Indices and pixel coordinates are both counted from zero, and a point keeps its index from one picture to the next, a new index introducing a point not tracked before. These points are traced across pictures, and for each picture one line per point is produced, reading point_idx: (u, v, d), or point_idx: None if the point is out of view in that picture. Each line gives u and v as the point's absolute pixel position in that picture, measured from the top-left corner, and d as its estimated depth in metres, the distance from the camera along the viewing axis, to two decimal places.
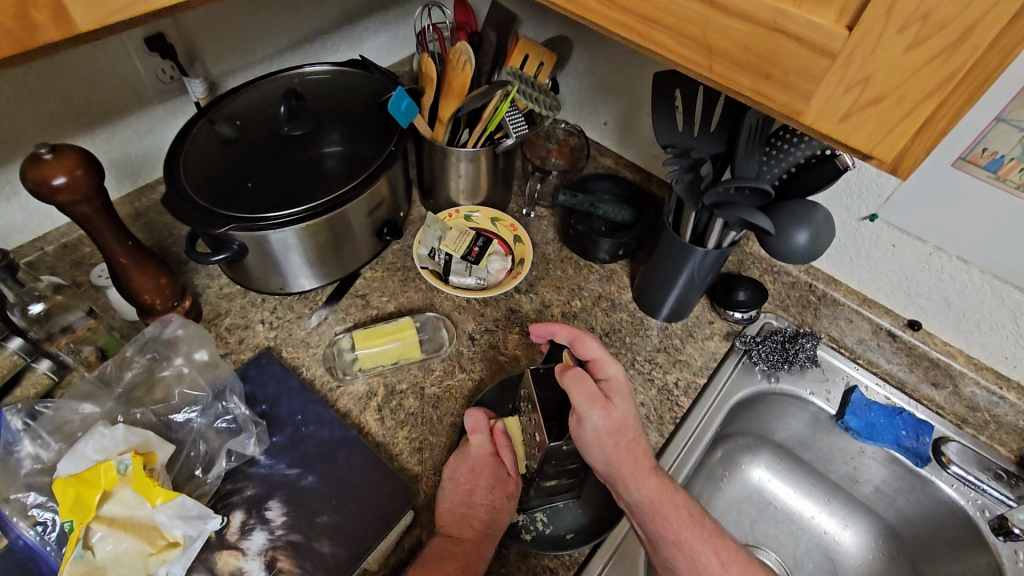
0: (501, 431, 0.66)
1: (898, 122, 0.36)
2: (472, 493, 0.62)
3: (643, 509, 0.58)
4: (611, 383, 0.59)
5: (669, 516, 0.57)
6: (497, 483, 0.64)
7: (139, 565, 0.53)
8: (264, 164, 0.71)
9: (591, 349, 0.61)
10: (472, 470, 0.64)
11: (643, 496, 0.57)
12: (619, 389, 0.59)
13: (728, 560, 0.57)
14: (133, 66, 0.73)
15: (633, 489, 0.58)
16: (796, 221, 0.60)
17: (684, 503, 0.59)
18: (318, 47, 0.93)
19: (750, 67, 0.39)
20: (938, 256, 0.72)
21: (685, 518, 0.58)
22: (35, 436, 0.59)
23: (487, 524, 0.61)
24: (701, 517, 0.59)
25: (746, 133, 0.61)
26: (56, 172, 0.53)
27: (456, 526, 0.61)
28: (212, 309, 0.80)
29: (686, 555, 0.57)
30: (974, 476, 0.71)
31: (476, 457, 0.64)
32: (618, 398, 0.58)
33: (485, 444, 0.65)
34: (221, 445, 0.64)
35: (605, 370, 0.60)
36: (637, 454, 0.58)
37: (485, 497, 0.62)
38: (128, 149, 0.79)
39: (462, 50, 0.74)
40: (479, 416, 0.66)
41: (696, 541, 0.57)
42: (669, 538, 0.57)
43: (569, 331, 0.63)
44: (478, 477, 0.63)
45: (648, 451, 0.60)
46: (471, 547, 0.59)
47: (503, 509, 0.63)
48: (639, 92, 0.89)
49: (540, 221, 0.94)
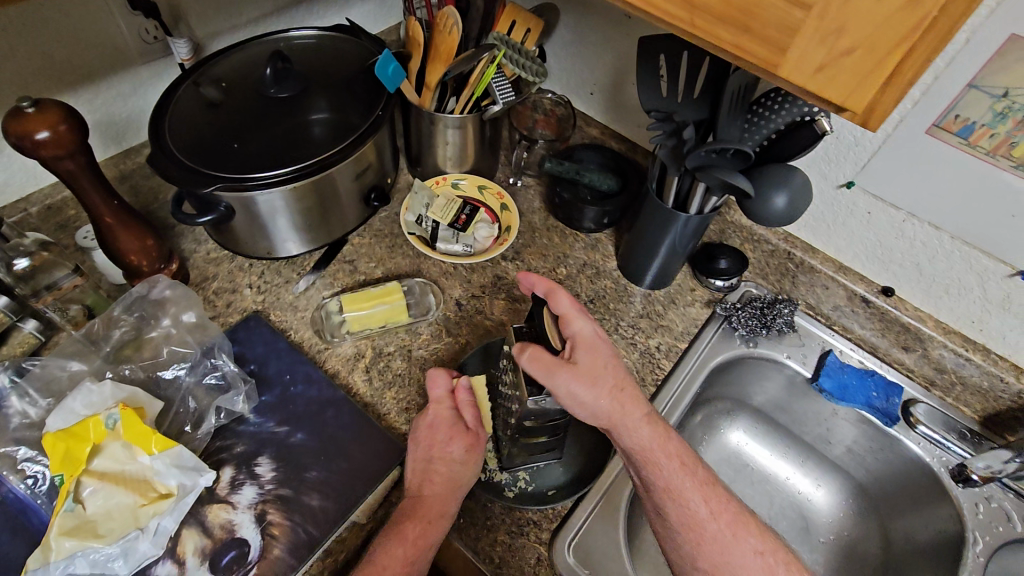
0: (465, 386, 0.65)
1: (870, 71, 0.37)
2: (432, 449, 0.61)
3: (634, 456, 0.59)
4: (577, 338, 0.58)
5: (661, 464, 0.59)
6: (457, 436, 0.62)
7: (129, 518, 0.53)
8: (250, 125, 0.71)
9: (560, 304, 0.60)
10: (431, 424, 0.63)
11: (635, 444, 0.59)
12: (587, 343, 0.58)
13: (716, 508, 0.59)
14: (115, 25, 0.72)
15: (624, 437, 0.59)
16: (772, 184, 0.62)
17: (676, 452, 0.60)
18: (304, 12, 0.93)
19: (729, 20, 0.40)
20: (911, 223, 0.73)
21: (677, 466, 0.60)
22: (23, 393, 0.60)
23: (448, 478, 0.60)
24: (692, 466, 0.61)
25: (729, 97, 0.63)
26: (38, 126, 0.53)
27: (419, 484, 0.60)
28: (199, 274, 0.80)
29: (675, 501, 0.59)
30: (940, 435, 0.75)
31: (435, 412, 0.63)
32: (585, 353, 0.57)
33: (443, 401, 0.64)
34: (209, 402, 0.65)
35: (572, 326, 0.59)
36: (624, 401, 0.59)
37: (446, 452, 0.61)
38: (112, 111, 0.79)
39: (449, 13, 0.73)
40: (441, 374, 0.65)
41: (687, 487, 0.59)
42: (659, 485, 0.59)
43: (544, 283, 0.62)
44: (436, 432, 0.62)
45: (638, 396, 0.61)
46: (433, 503, 0.59)
47: (463, 464, 0.61)
48: (626, 59, 0.89)
49: (526, 190, 0.95)
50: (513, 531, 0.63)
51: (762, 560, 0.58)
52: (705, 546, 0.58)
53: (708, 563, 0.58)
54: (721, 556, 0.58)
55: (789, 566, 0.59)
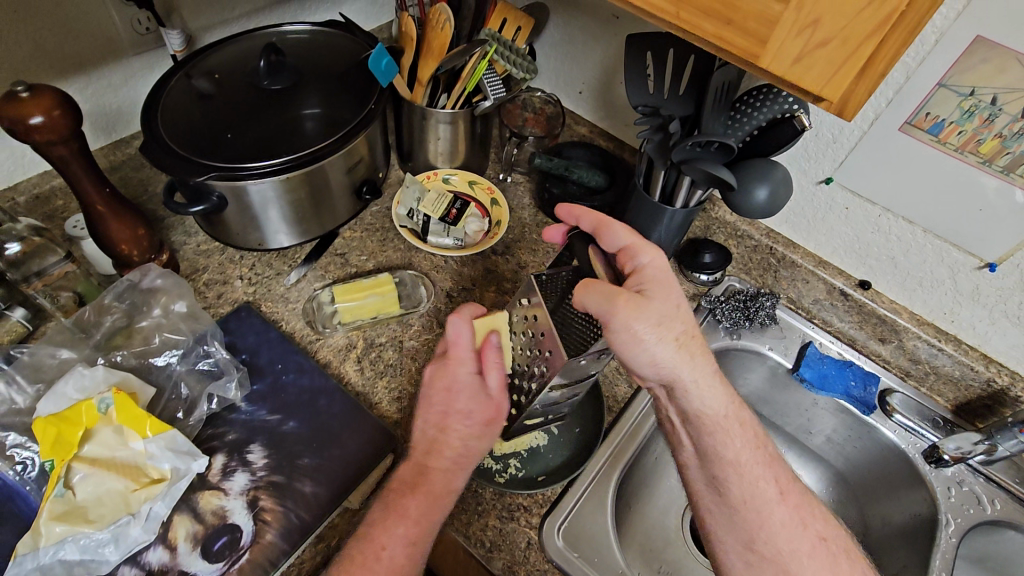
0: (491, 345, 0.61)
1: (844, 61, 0.39)
2: (447, 417, 0.60)
3: (704, 421, 0.56)
4: (643, 271, 0.55)
5: (732, 433, 0.56)
6: (474, 403, 0.60)
7: (121, 504, 0.53)
8: (243, 116, 0.71)
9: (618, 236, 0.57)
10: (450, 390, 0.61)
11: (708, 408, 0.56)
12: (654, 275, 0.55)
13: (785, 488, 0.57)
14: (108, 15, 0.72)
15: (694, 398, 0.55)
16: (756, 177, 0.64)
17: (750, 425, 0.58)
18: (296, 9, 0.93)
19: (712, 14, 0.42)
20: (886, 218, 0.76)
21: (749, 439, 0.57)
22: (12, 380, 0.60)
23: (459, 454, 0.60)
24: (763, 442, 0.58)
25: (713, 95, 0.65)
26: (33, 111, 0.53)
27: (425, 454, 0.60)
28: (190, 265, 0.80)
29: (743, 476, 0.56)
30: (915, 423, 0.78)
31: (454, 375, 0.61)
32: (655, 284, 0.54)
33: (464, 361, 0.62)
34: (202, 390, 0.65)
35: (637, 258, 0.56)
36: (697, 356, 0.55)
37: (460, 426, 0.60)
38: (103, 102, 0.79)
39: (441, 9, 0.75)
40: (462, 327, 0.62)
41: (757, 463, 0.56)
42: (726, 456, 0.56)
43: (593, 216, 0.59)
44: (453, 398, 0.61)
45: (707, 351, 0.56)
46: (439, 480, 0.58)
47: (479, 438, 0.60)
48: (614, 59, 0.91)
49: (516, 187, 0.97)
50: (504, 515, 0.64)
51: (827, 548, 0.55)
52: (767, 527, 0.55)
53: (768, 545, 0.55)
54: (784, 540, 0.55)
55: (852, 555, 0.56)
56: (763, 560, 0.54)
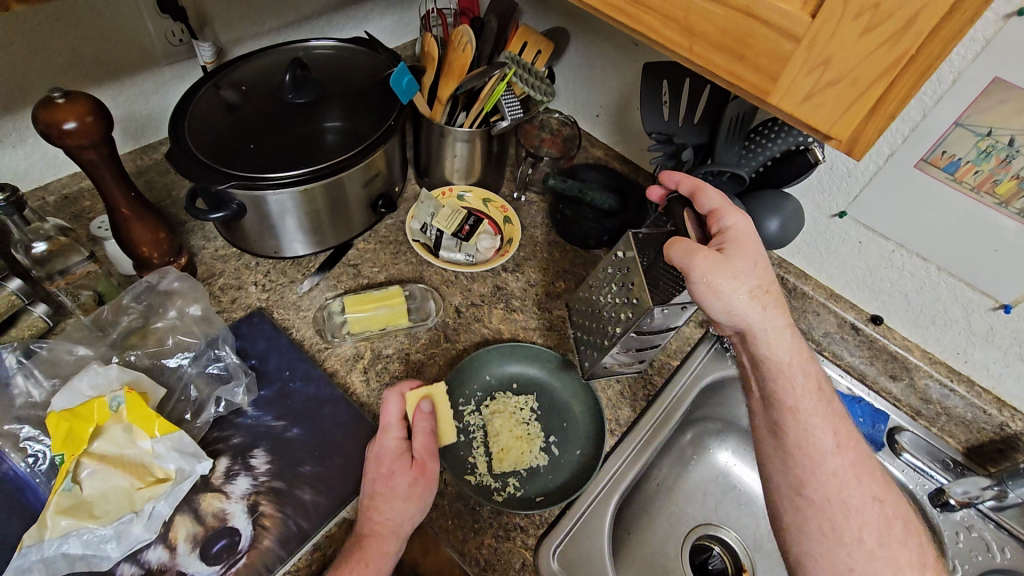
0: (423, 412, 0.61)
1: (853, 101, 0.40)
2: (375, 484, 0.58)
3: (769, 367, 0.58)
4: (728, 231, 0.57)
5: (795, 382, 0.57)
6: (402, 468, 0.58)
7: (125, 502, 0.54)
8: (266, 127, 0.74)
9: (710, 199, 0.59)
10: (377, 456, 0.60)
11: (772, 356, 0.57)
12: (739, 236, 0.57)
13: (844, 444, 0.56)
14: (144, 26, 0.75)
15: (764, 347, 0.57)
16: (767, 209, 0.64)
17: (815, 375, 0.58)
18: (323, 25, 0.96)
19: (724, 49, 0.43)
20: (899, 253, 0.75)
21: (812, 389, 0.57)
22: (29, 373, 0.62)
23: (389, 521, 0.56)
24: (827, 395, 0.58)
25: (727, 124, 0.66)
26: (68, 116, 0.56)
27: (359, 522, 0.57)
28: (207, 269, 0.82)
29: (800, 423, 0.56)
30: (924, 463, 0.77)
31: (381, 442, 0.60)
32: (738, 244, 0.56)
33: (391, 427, 0.60)
34: (210, 392, 0.67)
35: (724, 220, 0.58)
36: (771, 308, 0.56)
37: (387, 492, 0.57)
38: (134, 108, 0.82)
39: (463, 32, 0.77)
40: (393, 394, 0.62)
41: (818, 413, 0.57)
42: (787, 402, 0.57)
43: (689, 181, 0.62)
44: (380, 464, 0.59)
45: (784, 304, 0.58)
46: (372, 546, 0.55)
47: (409, 503, 0.57)
48: (631, 84, 0.92)
49: (529, 206, 0.98)
50: (500, 535, 0.64)
51: (881, 510, 0.54)
52: (821, 476, 0.55)
53: (817, 492, 0.55)
54: (838, 491, 0.54)
55: (909, 526, 0.54)
56: (809, 505, 0.55)
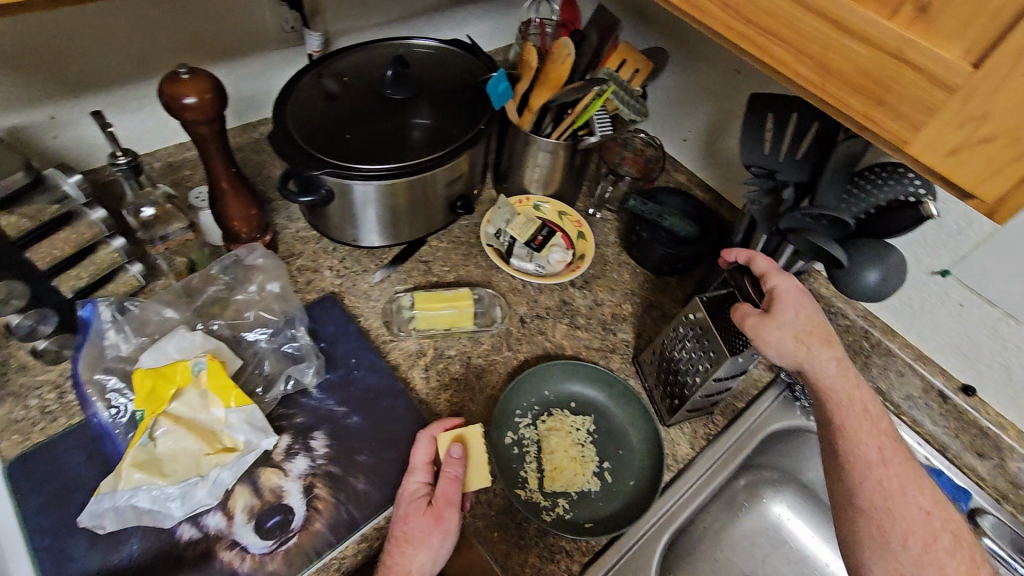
0: (452, 457, 0.60)
1: (1006, 163, 0.36)
2: (394, 525, 0.58)
3: (817, 390, 0.58)
4: (775, 293, 0.60)
5: (841, 402, 0.57)
6: (417, 512, 0.58)
7: (193, 465, 0.56)
8: (362, 119, 0.75)
9: (758, 266, 0.62)
10: (401, 497, 0.60)
11: (822, 381, 0.58)
12: (784, 296, 0.59)
13: (890, 457, 0.56)
14: (262, 11, 0.78)
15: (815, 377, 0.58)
16: (868, 259, 0.60)
17: (863, 395, 0.58)
18: (424, 24, 0.98)
19: (863, 91, 0.40)
20: (1006, 323, 0.69)
21: (859, 410, 0.57)
22: (121, 328, 0.65)
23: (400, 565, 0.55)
24: (874, 409, 0.57)
25: (832, 167, 0.63)
26: (189, 92, 0.58)
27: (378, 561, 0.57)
28: (287, 248, 0.85)
29: (848, 439, 0.57)
30: (1005, 553, 0.70)
31: (406, 484, 0.61)
32: (783, 304, 0.59)
33: (418, 469, 0.61)
34: (281, 370, 0.69)
35: (770, 283, 0.60)
36: (817, 346, 0.58)
37: (400, 534, 0.57)
38: (241, 88, 0.86)
39: (566, 44, 0.78)
40: (425, 437, 0.63)
41: (863, 430, 0.56)
42: (834, 422, 0.57)
43: (740, 252, 0.65)
44: (400, 506, 0.59)
45: (835, 339, 0.59)
46: None
47: (419, 549, 0.56)
48: (726, 113, 0.90)
49: (604, 223, 0.97)
50: (545, 556, 0.63)
51: (928, 520, 0.54)
52: (866, 482, 0.55)
53: (863, 498, 0.55)
54: (884, 498, 0.54)
55: (958, 538, 0.54)
56: (859, 511, 0.55)
